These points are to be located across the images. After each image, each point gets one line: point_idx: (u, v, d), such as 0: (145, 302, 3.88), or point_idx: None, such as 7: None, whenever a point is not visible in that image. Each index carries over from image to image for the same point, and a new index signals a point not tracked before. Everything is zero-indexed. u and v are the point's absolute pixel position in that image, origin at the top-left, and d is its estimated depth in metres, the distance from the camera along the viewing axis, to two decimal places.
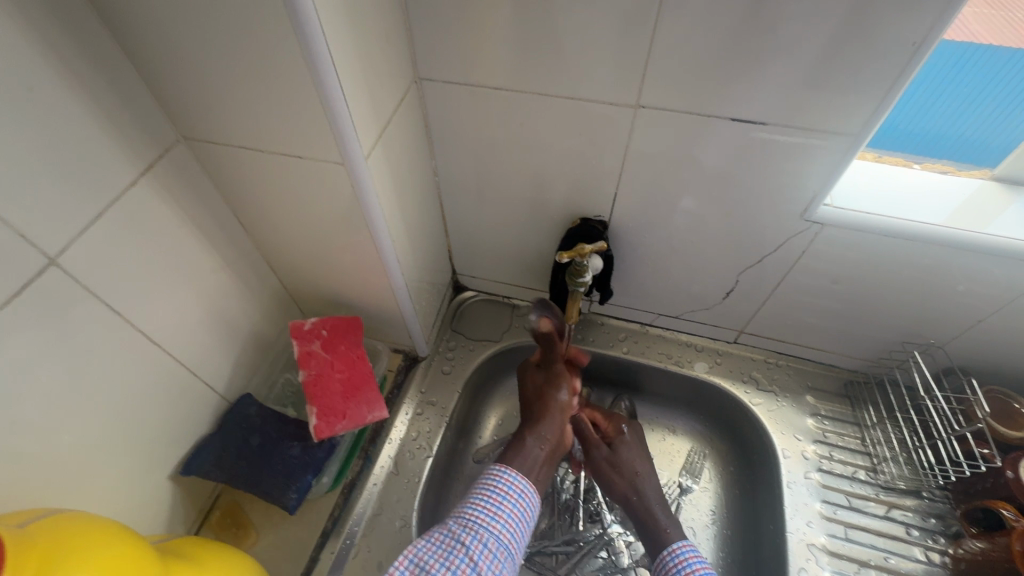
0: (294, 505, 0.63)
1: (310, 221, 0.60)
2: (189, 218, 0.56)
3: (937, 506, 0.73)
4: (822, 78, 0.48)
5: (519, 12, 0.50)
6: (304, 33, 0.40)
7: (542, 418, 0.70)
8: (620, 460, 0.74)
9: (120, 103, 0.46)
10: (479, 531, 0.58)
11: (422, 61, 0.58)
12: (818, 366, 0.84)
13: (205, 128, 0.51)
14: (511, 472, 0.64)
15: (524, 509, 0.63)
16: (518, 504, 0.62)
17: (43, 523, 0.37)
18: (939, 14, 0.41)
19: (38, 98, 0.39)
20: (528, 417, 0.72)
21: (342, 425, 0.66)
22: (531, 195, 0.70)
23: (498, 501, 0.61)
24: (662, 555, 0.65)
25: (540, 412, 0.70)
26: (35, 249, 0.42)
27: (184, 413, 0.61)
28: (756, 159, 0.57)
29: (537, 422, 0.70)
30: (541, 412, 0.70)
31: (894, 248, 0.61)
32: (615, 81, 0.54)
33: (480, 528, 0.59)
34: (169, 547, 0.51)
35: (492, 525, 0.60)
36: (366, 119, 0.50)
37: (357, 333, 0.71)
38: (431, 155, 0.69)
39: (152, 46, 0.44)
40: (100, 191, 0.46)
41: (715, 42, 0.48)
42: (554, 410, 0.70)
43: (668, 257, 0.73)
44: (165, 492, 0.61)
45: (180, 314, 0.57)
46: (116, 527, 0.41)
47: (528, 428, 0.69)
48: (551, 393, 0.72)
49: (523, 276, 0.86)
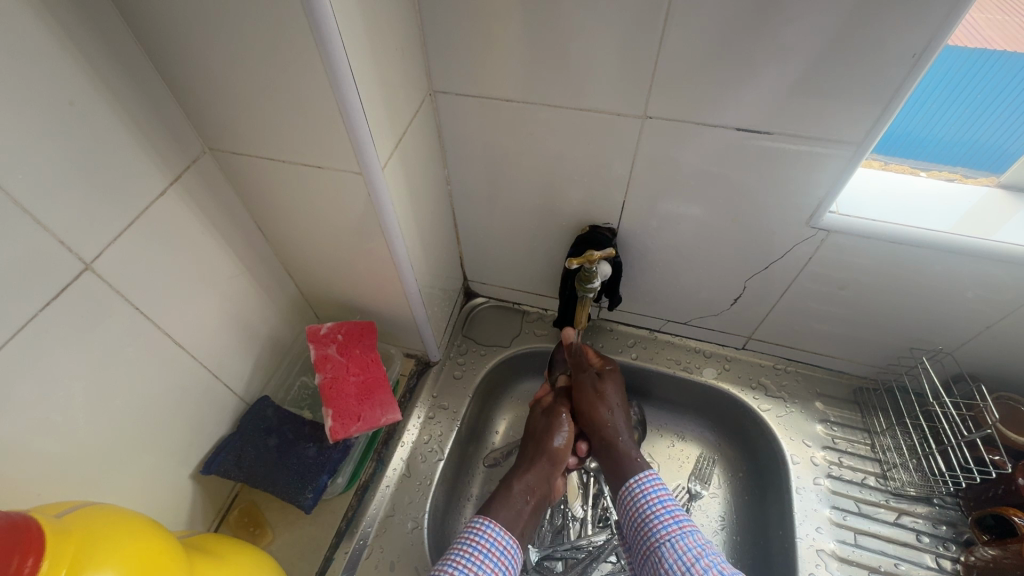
0: (309, 505, 0.65)
1: (327, 228, 0.62)
2: (213, 225, 0.58)
3: (948, 513, 0.73)
4: (824, 89, 0.49)
5: (529, 27, 0.52)
6: (326, 48, 0.42)
7: (531, 468, 0.72)
8: (604, 390, 0.76)
9: (152, 116, 0.48)
10: None
11: (436, 75, 0.60)
12: (827, 372, 0.84)
13: (230, 139, 0.53)
14: (493, 526, 0.65)
15: (504, 566, 0.63)
16: (499, 559, 0.63)
17: (77, 515, 0.39)
18: (939, 26, 0.43)
19: (77, 110, 0.42)
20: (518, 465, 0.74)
21: (356, 427, 0.67)
22: (541, 204, 0.72)
23: (480, 558, 0.61)
24: (627, 485, 0.69)
25: (531, 462, 0.73)
26: (71, 254, 0.44)
27: (205, 413, 0.63)
28: (762, 167, 0.58)
29: (526, 472, 0.72)
30: (531, 462, 0.73)
31: (901, 256, 0.62)
32: (622, 92, 0.55)
33: None
34: (190, 541, 0.53)
35: None
36: (383, 131, 0.52)
37: (371, 338, 0.73)
38: (444, 165, 0.71)
39: (182, 62, 0.46)
40: (133, 199, 0.48)
41: (720, 53, 0.49)
42: (544, 461, 0.73)
43: (676, 263, 0.74)
44: (185, 490, 0.63)
45: (203, 318, 0.59)
46: (141, 519, 0.43)
47: (516, 479, 0.71)
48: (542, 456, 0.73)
49: (532, 282, 0.87)
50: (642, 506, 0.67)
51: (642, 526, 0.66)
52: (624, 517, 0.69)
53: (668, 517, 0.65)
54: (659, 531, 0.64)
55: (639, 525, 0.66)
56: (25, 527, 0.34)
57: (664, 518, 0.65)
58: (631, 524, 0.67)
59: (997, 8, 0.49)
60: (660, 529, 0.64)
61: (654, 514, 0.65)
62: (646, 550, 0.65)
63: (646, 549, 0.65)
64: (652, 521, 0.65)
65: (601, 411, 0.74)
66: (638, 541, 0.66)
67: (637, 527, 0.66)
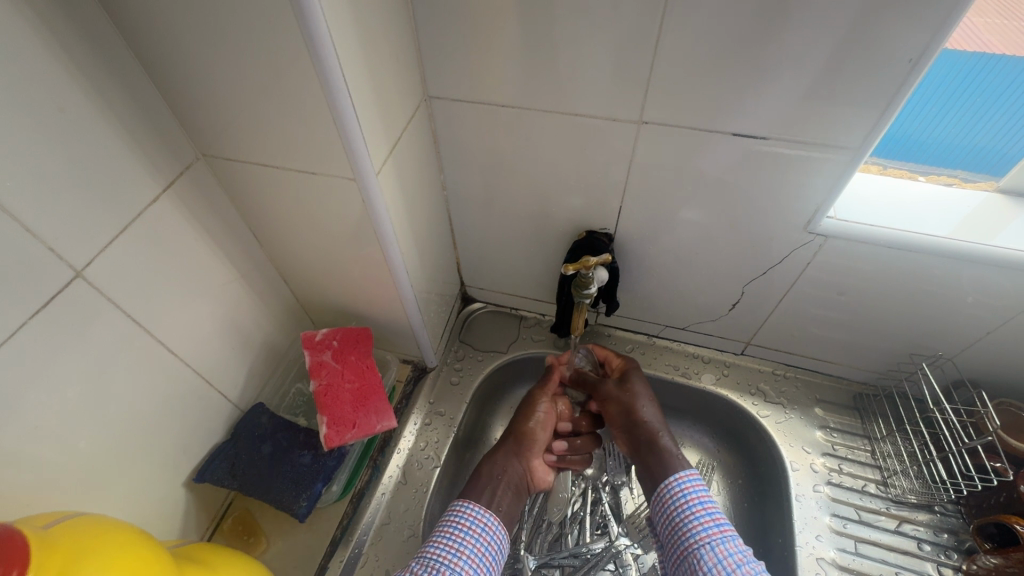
0: (303, 513, 0.64)
1: (322, 234, 0.61)
2: (207, 231, 0.58)
3: (949, 520, 0.72)
4: (820, 93, 0.49)
5: (524, 33, 0.52)
6: (319, 55, 0.42)
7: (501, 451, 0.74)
8: (626, 394, 0.74)
9: (145, 123, 0.48)
10: (442, 569, 0.59)
11: (432, 81, 0.60)
12: (826, 378, 0.84)
13: (223, 146, 0.53)
14: (471, 507, 0.66)
15: (487, 544, 0.64)
16: (481, 537, 0.64)
17: (65, 527, 0.39)
18: (935, 30, 0.42)
19: (68, 118, 0.42)
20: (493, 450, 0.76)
21: (351, 434, 0.67)
22: (538, 209, 0.71)
23: (460, 536, 0.63)
24: (666, 484, 0.68)
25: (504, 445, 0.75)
26: (62, 261, 0.44)
27: (198, 421, 0.63)
28: (758, 172, 0.58)
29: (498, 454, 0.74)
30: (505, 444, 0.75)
31: (899, 262, 0.61)
32: (617, 98, 0.55)
33: (442, 565, 0.60)
34: (183, 552, 0.52)
35: (453, 562, 0.61)
36: (378, 137, 0.52)
37: (367, 344, 0.73)
38: (440, 171, 0.71)
39: (174, 68, 0.46)
40: (124, 206, 0.48)
41: (716, 59, 0.49)
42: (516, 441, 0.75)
43: (673, 269, 0.74)
44: (178, 498, 0.62)
45: (197, 325, 0.59)
46: (130, 530, 0.42)
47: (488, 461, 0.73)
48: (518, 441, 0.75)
49: (530, 288, 0.87)
50: (679, 506, 0.66)
51: (680, 527, 0.65)
52: (660, 515, 0.68)
53: (708, 519, 0.64)
54: (699, 533, 0.63)
55: (677, 525, 0.65)
56: (10, 539, 0.33)
57: (704, 521, 0.64)
58: (667, 524, 0.67)
59: (995, 12, 0.49)
60: (700, 531, 0.63)
61: (694, 515, 0.64)
62: (682, 552, 0.64)
63: (683, 551, 0.64)
64: (691, 522, 0.64)
65: (636, 410, 0.73)
66: (674, 541, 0.65)
67: (673, 527, 0.66)
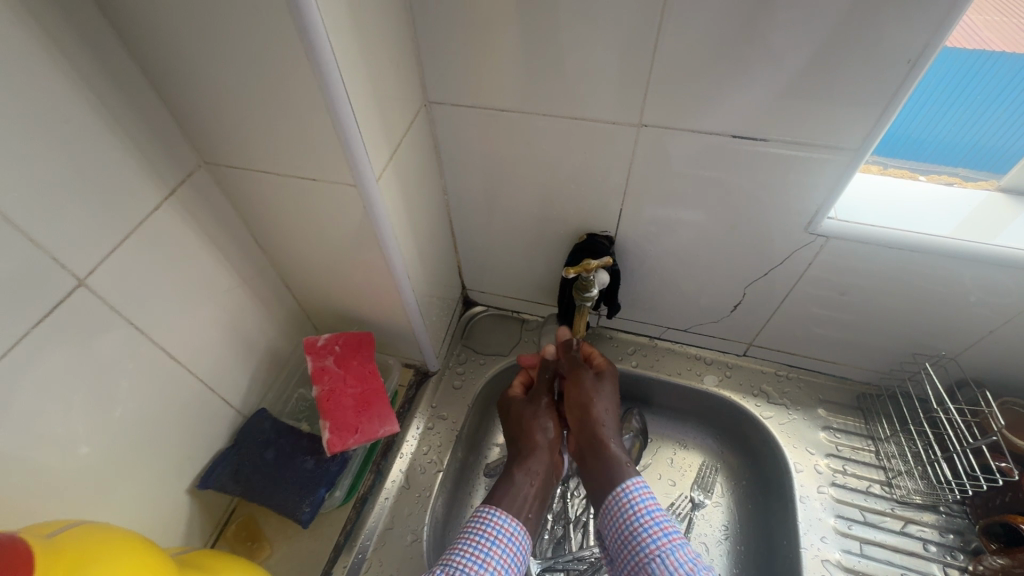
0: (306, 519, 0.64)
1: (323, 239, 0.61)
2: (208, 238, 0.58)
3: (955, 521, 0.72)
4: (822, 94, 0.49)
5: (522, 36, 0.52)
6: (318, 61, 0.42)
7: (529, 454, 0.70)
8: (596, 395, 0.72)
9: (147, 131, 0.48)
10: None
11: (432, 86, 0.60)
12: (830, 378, 0.84)
13: (224, 153, 0.53)
14: (500, 515, 0.63)
15: (510, 552, 0.61)
16: (504, 545, 0.61)
17: (70, 536, 0.39)
18: (936, 28, 0.42)
19: (71, 128, 0.42)
20: (513, 453, 0.72)
21: (353, 440, 0.67)
22: (539, 213, 0.72)
23: (483, 543, 0.60)
24: (615, 493, 0.65)
25: (527, 448, 0.71)
26: (65, 270, 0.44)
27: (200, 428, 0.63)
28: (757, 172, 0.58)
29: (524, 458, 0.70)
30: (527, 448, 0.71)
31: (902, 261, 0.61)
32: (617, 101, 0.55)
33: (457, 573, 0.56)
34: (186, 559, 0.52)
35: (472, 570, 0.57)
36: (378, 143, 0.52)
37: (369, 349, 0.73)
38: (440, 175, 0.71)
39: (174, 75, 0.46)
40: (127, 216, 0.48)
41: (714, 61, 0.49)
42: (542, 445, 0.71)
43: (675, 271, 0.74)
44: (181, 505, 0.62)
45: (199, 332, 0.59)
46: (134, 537, 0.43)
47: (516, 465, 0.69)
48: (537, 425, 0.72)
49: (531, 291, 0.87)
50: (626, 518, 0.63)
51: (629, 539, 0.62)
52: (607, 527, 0.65)
53: (657, 530, 0.60)
54: (649, 545, 0.59)
55: (626, 538, 0.62)
56: (14, 547, 0.33)
57: (652, 530, 0.60)
58: (616, 537, 0.63)
59: (993, 9, 0.49)
60: (651, 543, 0.60)
61: (642, 527, 0.61)
62: (634, 566, 0.60)
63: (634, 565, 0.60)
64: (640, 534, 0.61)
65: (593, 413, 0.71)
66: (624, 555, 0.61)
67: (622, 541, 0.62)
